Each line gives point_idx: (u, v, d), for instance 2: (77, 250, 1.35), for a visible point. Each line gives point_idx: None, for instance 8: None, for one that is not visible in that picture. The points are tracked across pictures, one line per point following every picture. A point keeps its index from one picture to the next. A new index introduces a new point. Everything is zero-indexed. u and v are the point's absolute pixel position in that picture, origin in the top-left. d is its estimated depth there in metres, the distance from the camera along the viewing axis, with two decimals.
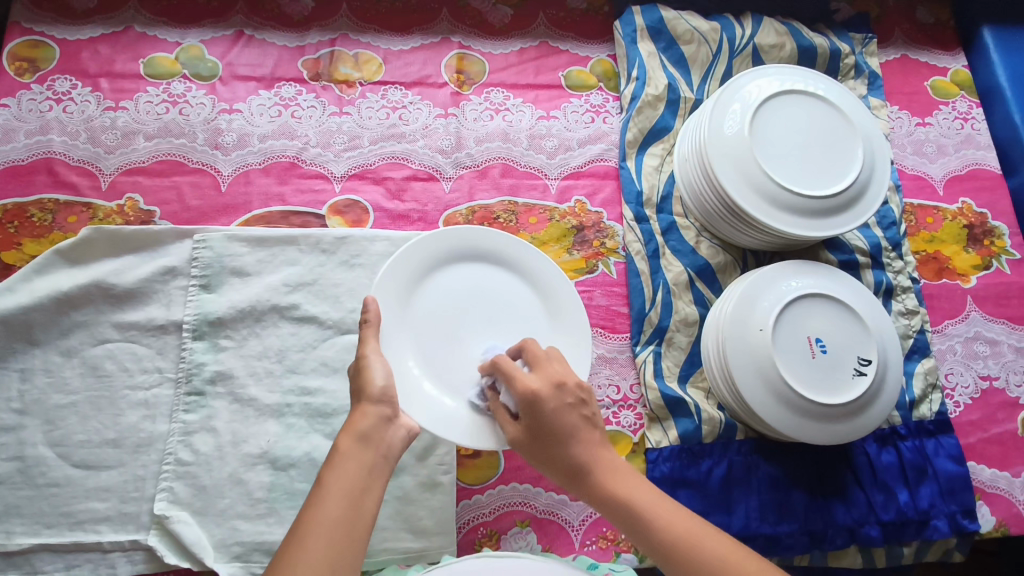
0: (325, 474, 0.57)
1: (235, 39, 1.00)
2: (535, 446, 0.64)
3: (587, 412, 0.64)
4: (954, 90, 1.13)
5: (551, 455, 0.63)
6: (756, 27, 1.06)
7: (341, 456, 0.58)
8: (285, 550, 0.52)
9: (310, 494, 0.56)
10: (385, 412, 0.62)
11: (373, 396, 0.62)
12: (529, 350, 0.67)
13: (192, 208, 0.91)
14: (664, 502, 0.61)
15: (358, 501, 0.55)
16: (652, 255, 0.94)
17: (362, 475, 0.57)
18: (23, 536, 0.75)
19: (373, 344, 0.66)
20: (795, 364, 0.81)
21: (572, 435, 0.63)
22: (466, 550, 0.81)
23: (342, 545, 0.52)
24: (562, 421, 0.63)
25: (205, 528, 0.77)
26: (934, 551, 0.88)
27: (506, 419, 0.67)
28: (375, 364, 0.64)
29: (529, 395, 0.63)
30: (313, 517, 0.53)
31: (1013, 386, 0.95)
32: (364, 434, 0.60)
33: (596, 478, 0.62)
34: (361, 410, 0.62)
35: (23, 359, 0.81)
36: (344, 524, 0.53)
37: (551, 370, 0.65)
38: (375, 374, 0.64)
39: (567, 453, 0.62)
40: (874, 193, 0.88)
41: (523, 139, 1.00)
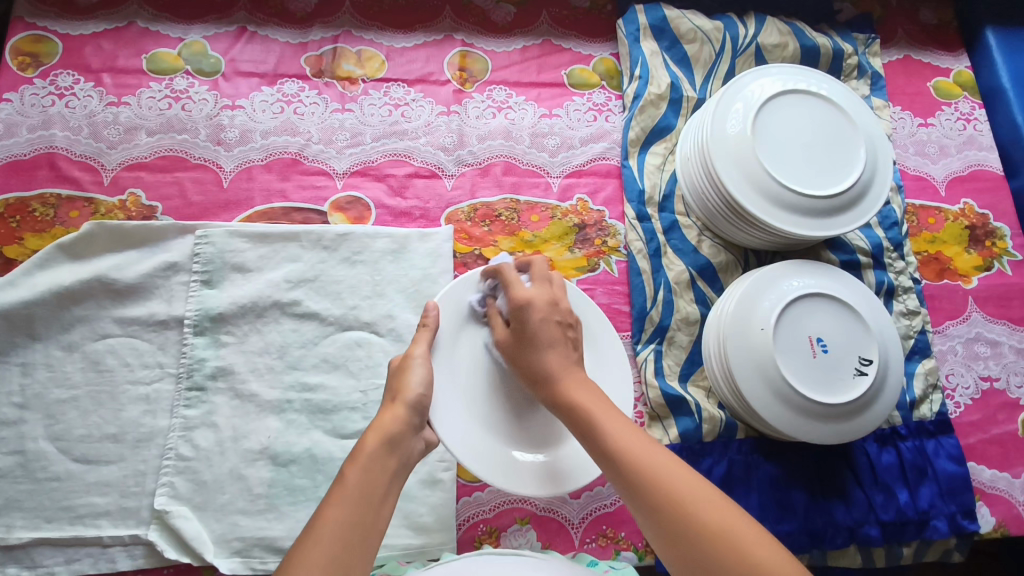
0: (349, 471, 0.56)
1: (238, 35, 1.00)
2: (516, 348, 0.68)
3: (572, 334, 0.68)
4: (957, 91, 1.13)
5: (527, 360, 0.66)
6: (759, 26, 1.06)
7: (367, 455, 0.57)
8: (300, 542, 0.51)
9: (330, 489, 0.56)
10: (413, 421, 0.62)
11: (408, 400, 0.63)
12: (536, 268, 0.71)
13: (193, 204, 0.91)
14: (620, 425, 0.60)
15: (377, 506, 0.55)
16: (654, 254, 0.94)
17: (385, 480, 0.57)
18: (23, 530, 0.75)
19: (422, 345, 0.68)
20: (795, 363, 0.81)
21: (550, 345, 0.66)
22: (465, 547, 0.80)
23: (358, 548, 0.51)
24: (545, 331, 0.66)
25: (205, 523, 0.77)
26: (933, 551, 0.88)
27: (497, 323, 0.71)
28: (416, 368, 0.66)
29: (521, 302, 0.67)
30: (333, 514, 0.53)
31: (1014, 388, 0.95)
32: (392, 438, 0.60)
33: (568, 394, 0.63)
34: (389, 410, 0.62)
35: (24, 353, 0.81)
36: (361, 526, 0.53)
37: (548, 289, 0.69)
38: (413, 378, 0.65)
39: (537, 360, 0.66)
40: (877, 193, 0.88)
41: (525, 137, 1.00)
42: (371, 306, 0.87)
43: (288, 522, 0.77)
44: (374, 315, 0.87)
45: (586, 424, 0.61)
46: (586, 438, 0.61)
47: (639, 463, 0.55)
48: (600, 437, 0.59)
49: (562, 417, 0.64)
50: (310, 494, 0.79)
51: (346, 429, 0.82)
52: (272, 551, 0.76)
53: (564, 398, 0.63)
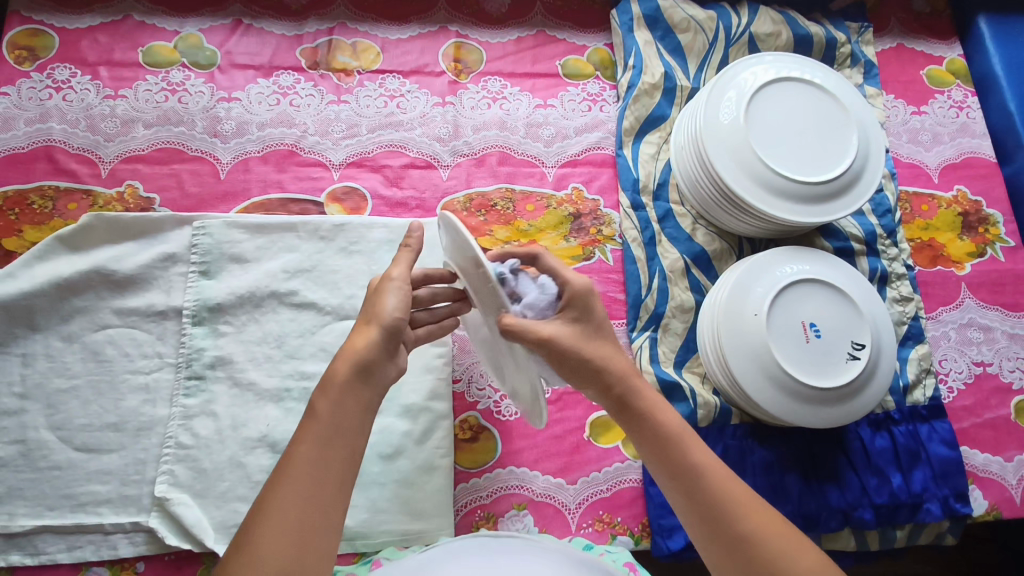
0: (319, 404, 0.57)
1: (233, 28, 1.01)
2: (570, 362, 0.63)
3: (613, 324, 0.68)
4: (950, 80, 1.13)
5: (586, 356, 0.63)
6: (752, 15, 1.06)
7: (336, 387, 0.57)
8: (275, 478, 0.54)
9: (303, 422, 0.57)
10: (387, 343, 0.60)
11: (380, 321, 0.60)
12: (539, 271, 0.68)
13: (191, 195, 0.92)
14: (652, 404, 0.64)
15: (349, 438, 0.56)
16: (648, 242, 0.95)
17: (357, 414, 0.57)
18: (25, 518, 0.76)
19: (401, 267, 0.64)
20: (789, 348, 0.82)
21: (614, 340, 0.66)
22: (463, 532, 0.82)
23: (331, 484, 0.54)
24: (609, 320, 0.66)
25: (206, 510, 0.77)
26: (927, 534, 0.89)
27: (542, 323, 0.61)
28: (390, 291, 0.62)
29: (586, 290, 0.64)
30: (302, 453, 0.54)
31: (1007, 372, 0.96)
32: (364, 364, 0.59)
33: (641, 409, 0.63)
34: (361, 333, 0.60)
35: (24, 344, 0.82)
36: (332, 462, 0.54)
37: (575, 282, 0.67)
38: (389, 300, 0.62)
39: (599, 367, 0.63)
40: (869, 179, 0.89)
41: (520, 127, 1.01)
42: None
43: None
44: None
45: (659, 436, 0.62)
46: (654, 446, 0.62)
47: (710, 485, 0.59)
48: (672, 449, 0.61)
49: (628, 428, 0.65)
50: None
51: None
52: None
53: (637, 411, 0.63)
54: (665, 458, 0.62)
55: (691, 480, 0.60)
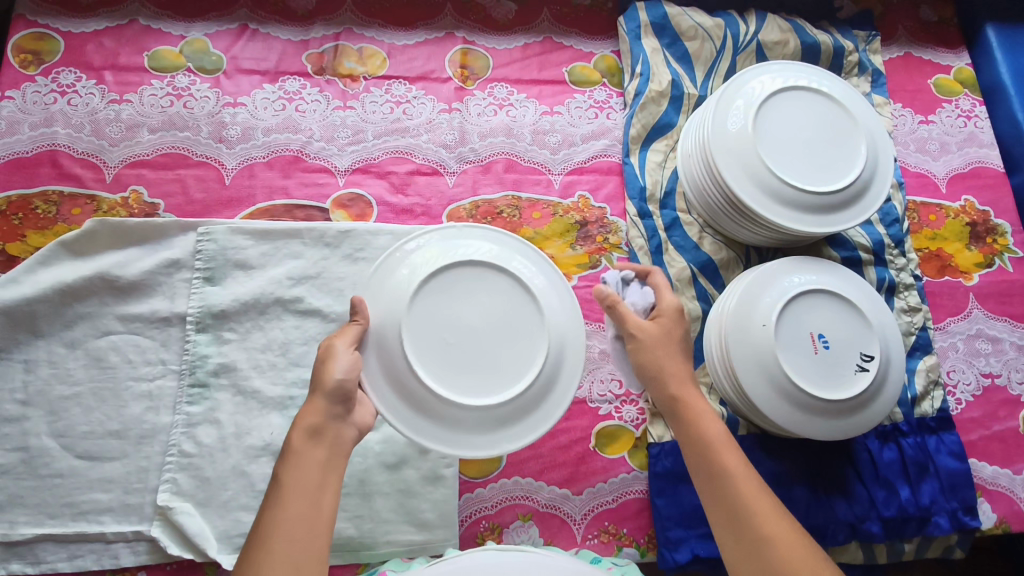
0: (281, 473, 0.58)
1: (239, 32, 1.00)
2: (655, 343, 0.72)
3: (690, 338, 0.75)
4: (958, 89, 1.13)
5: (665, 355, 0.72)
6: (760, 23, 1.06)
7: (294, 454, 0.59)
8: (251, 551, 0.53)
9: (267, 495, 0.57)
10: (339, 406, 0.62)
11: (326, 390, 0.62)
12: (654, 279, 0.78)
13: (195, 201, 0.91)
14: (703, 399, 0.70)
15: (316, 497, 0.57)
16: (655, 251, 0.94)
17: (318, 471, 0.58)
18: (26, 526, 0.75)
19: (348, 337, 0.67)
20: (797, 359, 0.81)
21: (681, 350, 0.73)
22: (468, 544, 0.81)
23: (306, 546, 0.54)
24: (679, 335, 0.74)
25: (208, 520, 0.77)
26: (935, 548, 0.88)
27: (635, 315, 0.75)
28: (341, 355, 0.65)
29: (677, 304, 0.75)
30: (276, 520, 0.55)
31: (1015, 384, 0.95)
32: (316, 429, 0.60)
33: (689, 406, 0.69)
34: (309, 405, 0.62)
35: (27, 350, 0.81)
36: (306, 521, 0.55)
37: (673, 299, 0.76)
38: (335, 366, 0.64)
39: (670, 366, 0.71)
40: (876, 190, 0.88)
41: (527, 134, 1.00)
42: None
43: None
44: None
45: (697, 434, 0.67)
46: (689, 442, 0.67)
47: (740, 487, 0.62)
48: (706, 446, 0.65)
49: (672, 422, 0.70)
50: None
51: None
52: None
53: (686, 408, 0.69)
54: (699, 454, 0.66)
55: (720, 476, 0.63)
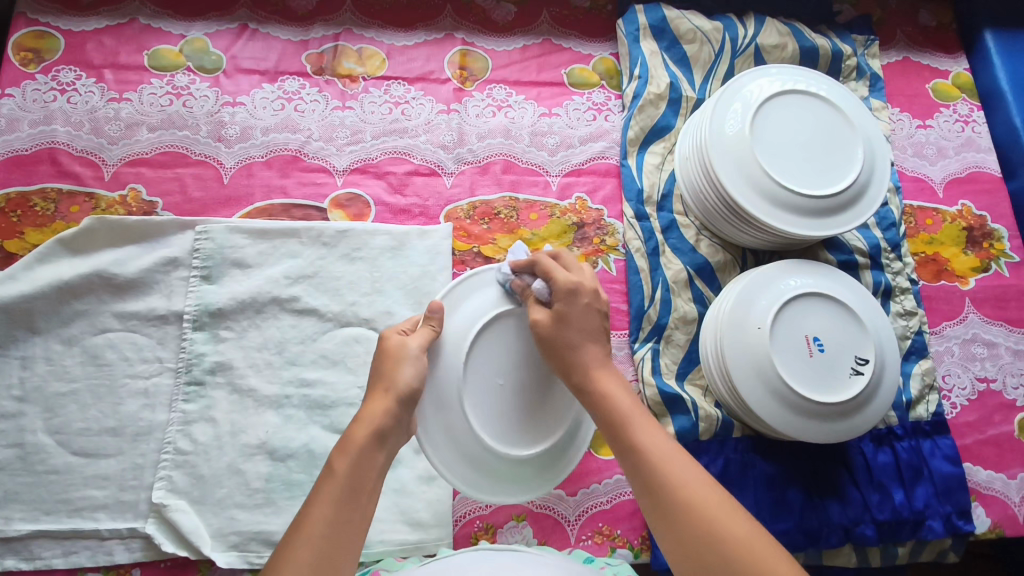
0: (337, 464, 0.57)
1: (239, 32, 1.01)
2: (557, 333, 0.65)
3: (605, 323, 0.68)
4: (956, 93, 1.13)
5: (567, 343, 0.65)
6: (759, 27, 1.06)
7: (356, 449, 0.57)
8: (290, 542, 0.52)
9: (319, 482, 0.56)
10: (403, 415, 0.61)
11: (397, 394, 0.60)
12: (542, 263, 0.68)
13: (194, 199, 0.92)
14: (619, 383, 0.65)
15: (363, 503, 0.56)
16: (652, 253, 0.94)
17: (373, 476, 0.57)
18: (21, 522, 0.75)
19: (420, 340, 0.65)
20: (792, 362, 0.81)
21: (592, 338, 0.66)
22: (461, 544, 0.81)
23: (344, 548, 0.52)
24: (589, 321, 0.66)
25: (203, 517, 0.77)
26: (929, 551, 0.89)
27: (535, 306, 0.67)
28: (411, 362, 0.63)
29: (569, 287, 0.66)
30: (322, 512, 0.53)
31: (1010, 389, 0.96)
32: (381, 432, 0.59)
33: (601, 390, 0.64)
34: (377, 402, 0.60)
35: (24, 347, 0.81)
36: (349, 524, 0.54)
37: (585, 276, 0.68)
38: (405, 371, 0.62)
39: (577, 354, 0.65)
40: (874, 194, 0.88)
41: (525, 136, 1.01)
42: (370, 303, 0.88)
43: (285, 517, 0.78)
44: (372, 312, 0.87)
45: (613, 418, 0.62)
46: (609, 430, 0.62)
47: (660, 466, 0.57)
48: (623, 429, 0.61)
49: (592, 411, 0.65)
50: (307, 489, 0.79)
51: (343, 425, 0.82)
52: (269, 545, 0.77)
53: (598, 392, 0.64)
54: (619, 441, 0.61)
55: (639, 459, 0.59)
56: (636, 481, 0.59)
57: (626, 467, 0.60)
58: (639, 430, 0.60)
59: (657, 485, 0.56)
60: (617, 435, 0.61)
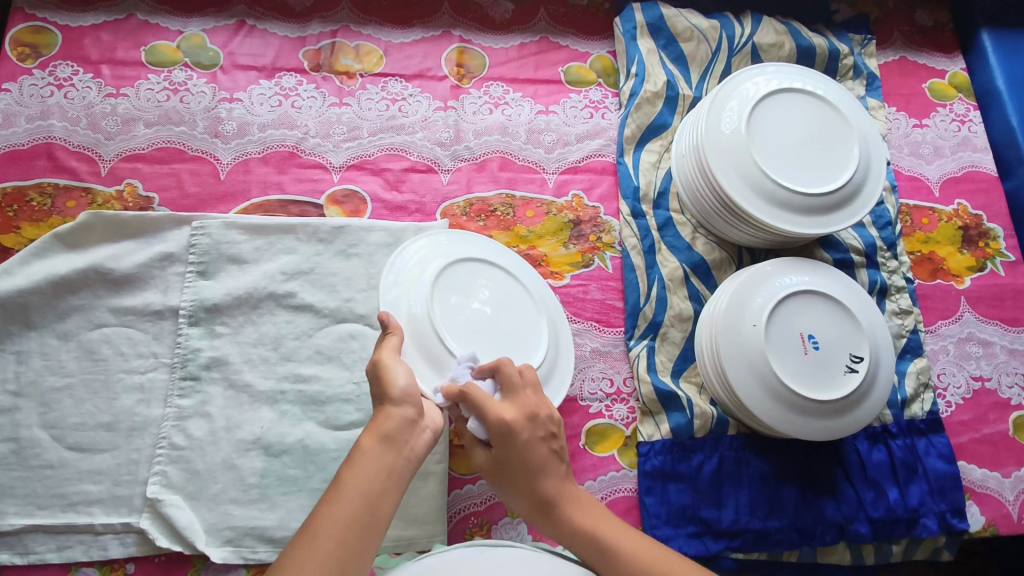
0: (345, 473, 0.56)
1: (237, 28, 1.01)
2: (503, 476, 0.63)
3: (556, 445, 0.65)
4: (952, 93, 1.13)
5: (522, 488, 0.63)
6: (756, 26, 1.06)
7: (362, 454, 0.57)
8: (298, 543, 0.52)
9: (327, 492, 0.55)
10: (408, 414, 0.60)
11: (394, 397, 0.61)
12: (471, 397, 0.63)
13: (190, 195, 0.92)
14: (589, 509, 0.65)
15: (376, 505, 0.55)
16: (648, 251, 0.94)
17: (384, 477, 0.57)
18: (15, 517, 0.75)
19: (390, 349, 0.65)
20: (787, 359, 0.82)
21: (546, 471, 0.64)
22: (456, 539, 0.81)
23: (355, 548, 0.52)
24: (537, 458, 0.63)
25: (197, 513, 0.77)
26: (923, 549, 0.89)
27: (474, 445, 0.64)
28: (396, 365, 0.63)
29: (507, 431, 0.61)
30: (332, 517, 0.53)
31: (1005, 388, 0.96)
32: (388, 436, 0.59)
33: (572, 521, 0.63)
34: (382, 415, 0.60)
35: (19, 341, 0.81)
36: (360, 526, 0.53)
37: (524, 402, 0.64)
38: (397, 376, 0.62)
39: (538, 490, 0.63)
40: (869, 193, 0.89)
41: (522, 133, 1.01)
42: (366, 299, 0.88)
43: (280, 512, 0.78)
44: (369, 308, 0.88)
45: (597, 548, 0.62)
46: (602, 562, 0.62)
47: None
48: (617, 557, 0.61)
49: (567, 543, 0.64)
50: (302, 485, 0.79)
51: (339, 420, 0.82)
52: (264, 541, 0.77)
53: (570, 524, 0.63)
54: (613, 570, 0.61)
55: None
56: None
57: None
58: (632, 555, 0.61)
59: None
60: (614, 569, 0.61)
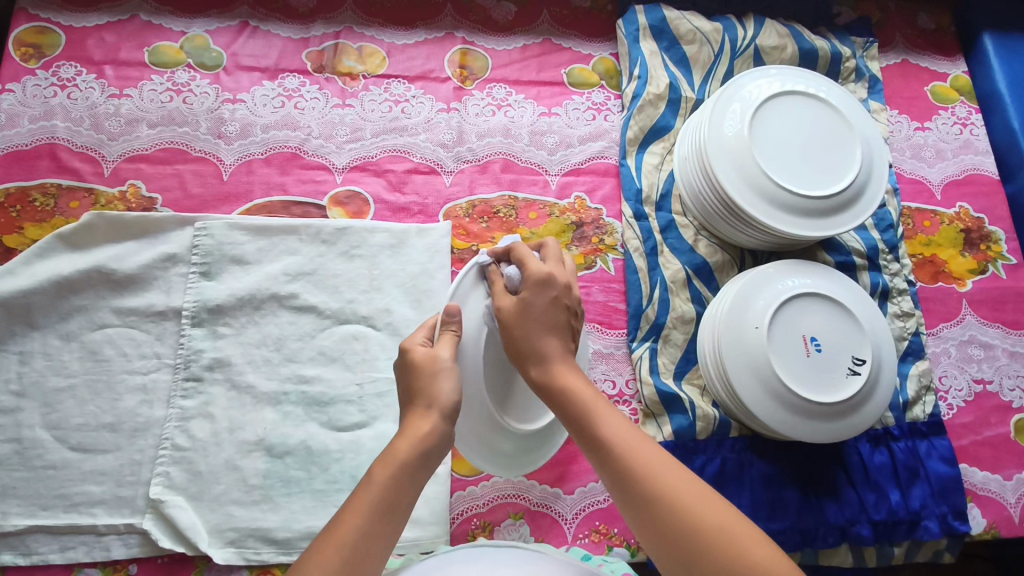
0: (376, 474, 0.56)
1: (240, 29, 1.01)
2: (519, 320, 0.64)
3: (572, 321, 0.68)
4: (954, 96, 1.13)
5: (529, 334, 0.64)
6: (758, 28, 1.06)
7: (398, 461, 0.56)
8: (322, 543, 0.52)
9: (355, 490, 0.55)
10: (448, 432, 0.60)
11: (439, 407, 0.60)
12: (518, 251, 0.68)
13: (193, 196, 0.92)
14: (578, 376, 0.64)
15: (399, 515, 0.55)
16: (650, 253, 0.94)
17: (411, 491, 0.56)
18: (18, 517, 0.75)
19: (449, 350, 0.63)
20: (789, 361, 0.82)
21: (553, 330, 0.65)
22: (459, 541, 0.81)
23: (372, 556, 0.52)
24: (553, 313, 0.65)
25: (200, 513, 0.77)
26: (925, 551, 0.89)
27: (502, 293, 0.66)
28: (452, 377, 0.61)
29: (542, 275, 0.65)
30: (355, 520, 0.53)
31: (1006, 391, 0.96)
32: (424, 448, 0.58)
33: (560, 378, 0.63)
34: (419, 420, 0.59)
35: (22, 342, 0.81)
36: (381, 534, 0.53)
37: (561, 270, 0.69)
38: (445, 385, 0.61)
39: (537, 342, 0.64)
40: (872, 195, 0.89)
41: (524, 135, 1.01)
42: (368, 300, 0.88)
43: (282, 513, 0.78)
44: (371, 310, 0.88)
45: (574, 407, 0.61)
46: (573, 421, 0.61)
47: (629, 450, 0.56)
48: (586, 421, 0.60)
49: (549, 402, 0.64)
50: (304, 485, 0.79)
51: (341, 421, 0.82)
52: (266, 542, 0.77)
53: (557, 381, 0.63)
54: (583, 431, 0.60)
55: (607, 451, 0.57)
56: (607, 470, 0.57)
57: (593, 457, 0.59)
58: (602, 422, 0.59)
59: (630, 474, 0.55)
60: (584, 432, 0.60)
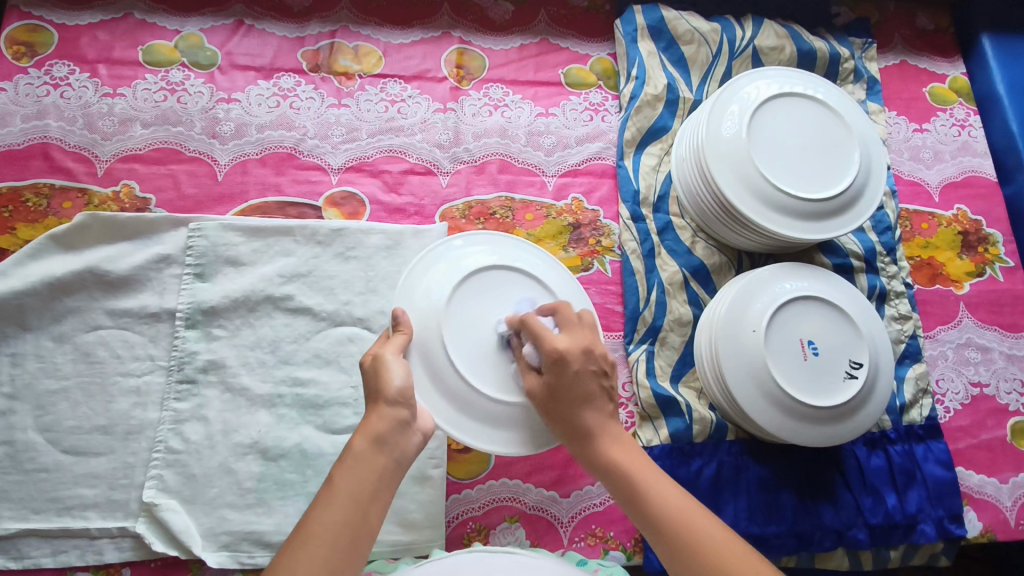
0: (336, 475, 0.56)
1: (234, 28, 1.00)
2: (552, 402, 0.66)
3: (607, 383, 0.67)
4: (952, 98, 1.13)
5: (567, 416, 0.65)
6: (757, 29, 1.06)
7: (353, 456, 0.57)
8: (291, 547, 0.52)
9: (319, 492, 0.55)
10: (402, 415, 0.60)
11: (390, 398, 0.60)
12: (530, 325, 0.67)
13: (187, 196, 0.91)
14: (616, 435, 0.66)
15: (367, 506, 0.55)
16: (647, 254, 0.94)
17: (374, 479, 0.56)
18: (10, 521, 0.75)
19: (393, 345, 0.65)
20: (786, 364, 0.81)
21: (590, 400, 0.65)
22: (454, 544, 0.81)
23: (347, 550, 0.52)
24: (582, 385, 0.65)
25: (194, 516, 0.77)
26: (921, 555, 0.89)
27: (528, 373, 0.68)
28: (396, 364, 0.62)
29: (558, 354, 0.64)
30: (321, 517, 0.53)
31: (1003, 394, 0.96)
32: (381, 438, 0.58)
33: (597, 446, 0.65)
34: (374, 413, 0.59)
35: (14, 343, 0.80)
36: (350, 528, 0.53)
37: (580, 336, 0.67)
38: (391, 375, 0.61)
39: (574, 417, 0.65)
40: (870, 198, 0.88)
41: (521, 136, 1.00)
42: (364, 302, 0.88)
43: (277, 517, 0.77)
44: (366, 312, 0.87)
45: (610, 465, 0.64)
46: (610, 480, 0.64)
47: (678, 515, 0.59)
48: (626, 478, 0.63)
49: (592, 468, 0.66)
50: (299, 489, 0.79)
51: (336, 424, 0.82)
52: (261, 546, 0.76)
53: (595, 446, 0.65)
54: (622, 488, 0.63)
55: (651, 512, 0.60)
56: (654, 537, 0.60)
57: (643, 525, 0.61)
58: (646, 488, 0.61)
59: (679, 541, 0.58)
60: (630, 502, 0.62)
